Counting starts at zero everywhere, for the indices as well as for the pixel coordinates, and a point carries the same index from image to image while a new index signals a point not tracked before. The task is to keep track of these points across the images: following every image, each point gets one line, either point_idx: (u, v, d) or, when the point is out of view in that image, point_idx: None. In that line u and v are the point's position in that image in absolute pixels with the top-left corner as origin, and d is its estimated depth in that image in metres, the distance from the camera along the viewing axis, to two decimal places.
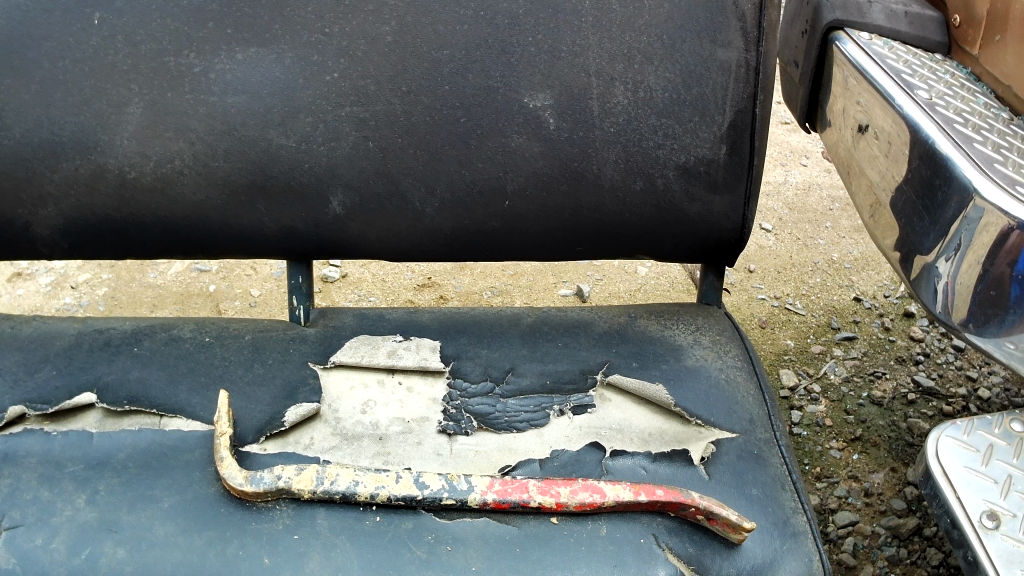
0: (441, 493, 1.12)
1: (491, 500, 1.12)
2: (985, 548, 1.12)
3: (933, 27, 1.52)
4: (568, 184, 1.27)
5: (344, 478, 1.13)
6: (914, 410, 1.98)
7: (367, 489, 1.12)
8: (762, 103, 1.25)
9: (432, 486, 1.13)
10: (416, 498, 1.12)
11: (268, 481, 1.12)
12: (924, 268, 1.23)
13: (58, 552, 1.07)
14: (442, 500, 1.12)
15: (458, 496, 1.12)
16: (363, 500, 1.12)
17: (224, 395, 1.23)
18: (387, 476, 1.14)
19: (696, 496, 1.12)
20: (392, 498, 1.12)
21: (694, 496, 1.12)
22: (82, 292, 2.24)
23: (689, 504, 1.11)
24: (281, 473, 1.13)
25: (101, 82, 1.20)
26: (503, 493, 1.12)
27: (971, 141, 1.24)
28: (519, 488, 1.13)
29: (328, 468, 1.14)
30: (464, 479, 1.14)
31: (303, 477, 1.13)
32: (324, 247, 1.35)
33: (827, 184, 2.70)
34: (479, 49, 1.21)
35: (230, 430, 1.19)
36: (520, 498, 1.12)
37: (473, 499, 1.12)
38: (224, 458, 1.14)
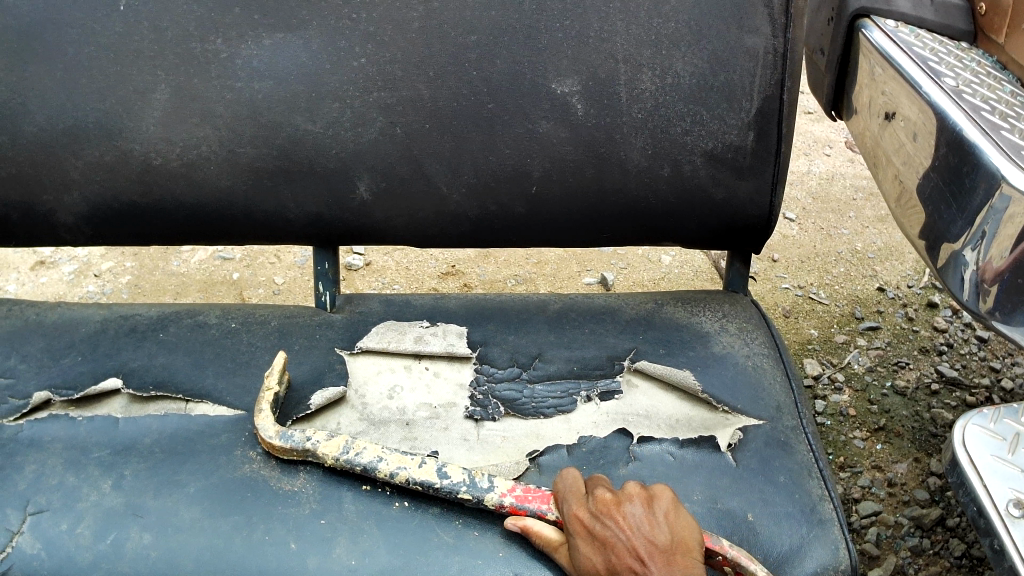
0: (460, 487, 1.10)
1: (507, 504, 1.09)
2: (1011, 536, 1.11)
3: (958, 14, 1.49)
4: (593, 168, 1.27)
5: (370, 453, 1.14)
6: (937, 400, 1.97)
7: (388, 467, 1.12)
8: (790, 89, 1.24)
9: (452, 477, 1.11)
10: (433, 486, 1.11)
11: (296, 439, 1.14)
12: (950, 256, 1.22)
13: (83, 537, 1.07)
14: (457, 493, 1.10)
15: (476, 493, 1.10)
16: (382, 477, 1.12)
17: (280, 356, 1.24)
18: (412, 459, 1.13)
19: (724, 543, 1.05)
20: (409, 481, 1.11)
21: (722, 543, 1.05)
22: (105, 280, 2.24)
23: (717, 552, 1.04)
24: (310, 435, 1.14)
25: (126, 67, 1.19)
26: (522, 499, 1.10)
27: (999, 128, 1.22)
28: (539, 497, 1.10)
29: (358, 441, 1.15)
30: (487, 477, 1.12)
31: (331, 443, 1.14)
32: (350, 233, 1.35)
33: (851, 174, 2.69)
34: (505, 35, 1.21)
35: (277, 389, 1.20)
36: (536, 507, 1.09)
37: (490, 500, 1.09)
38: (263, 410, 1.17)
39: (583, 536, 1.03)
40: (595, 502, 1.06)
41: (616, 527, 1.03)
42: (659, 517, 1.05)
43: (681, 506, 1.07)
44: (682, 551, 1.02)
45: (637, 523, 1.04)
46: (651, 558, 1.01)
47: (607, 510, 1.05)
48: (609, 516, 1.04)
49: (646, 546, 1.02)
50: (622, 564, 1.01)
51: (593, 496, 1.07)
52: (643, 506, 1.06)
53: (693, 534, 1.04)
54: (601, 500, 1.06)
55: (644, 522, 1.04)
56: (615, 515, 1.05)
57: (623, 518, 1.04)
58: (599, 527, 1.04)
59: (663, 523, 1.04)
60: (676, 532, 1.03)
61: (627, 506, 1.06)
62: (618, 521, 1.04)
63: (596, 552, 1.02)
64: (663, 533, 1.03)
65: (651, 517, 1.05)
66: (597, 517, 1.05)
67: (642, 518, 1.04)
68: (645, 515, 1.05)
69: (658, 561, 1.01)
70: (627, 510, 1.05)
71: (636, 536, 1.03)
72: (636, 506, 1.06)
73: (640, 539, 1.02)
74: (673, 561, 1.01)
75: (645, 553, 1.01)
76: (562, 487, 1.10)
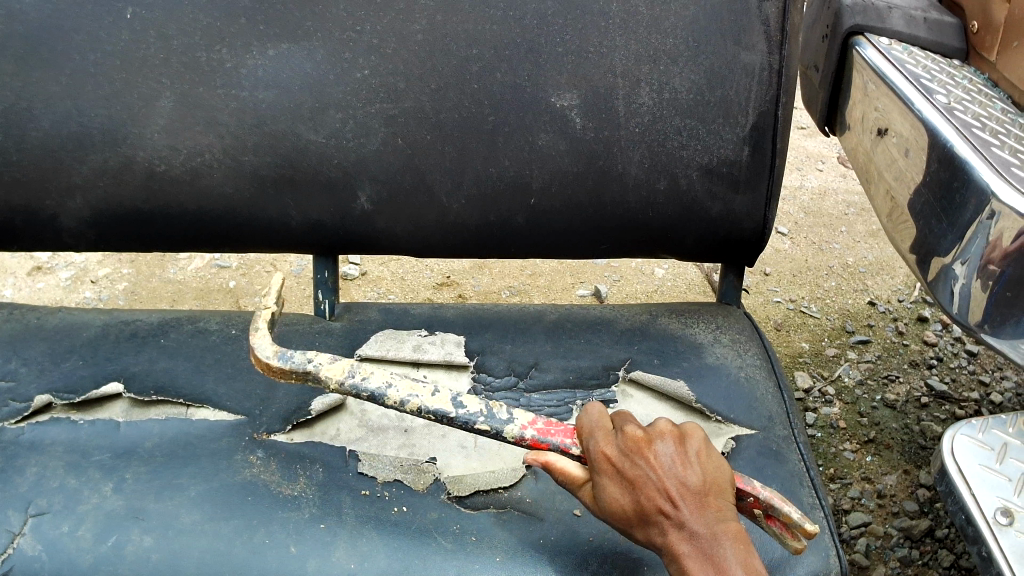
0: (478, 418, 1.08)
1: (528, 436, 1.07)
2: (999, 543, 1.14)
3: (951, 32, 1.52)
4: (593, 180, 1.30)
5: (377, 377, 1.11)
6: (927, 413, 2.00)
7: (397, 394, 1.09)
8: (785, 105, 1.27)
9: (469, 407, 1.09)
10: (448, 416, 1.08)
11: (297, 360, 1.13)
12: (940, 269, 1.25)
13: (84, 539, 1.09)
14: (475, 425, 1.07)
15: (495, 425, 1.07)
16: (391, 405, 1.09)
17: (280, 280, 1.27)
18: (424, 386, 1.11)
19: (756, 485, 1.05)
20: (422, 410, 1.09)
21: (754, 484, 1.05)
22: (102, 287, 2.26)
23: (749, 493, 1.05)
24: (312, 357, 1.12)
25: (132, 76, 1.21)
26: (545, 432, 1.08)
27: (989, 145, 1.25)
28: (563, 431, 1.08)
29: (364, 365, 1.12)
30: (505, 409, 1.09)
31: (334, 367, 1.12)
32: (351, 241, 1.37)
33: (842, 189, 2.72)
34: (506, 49, 1.23)
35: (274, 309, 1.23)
36: (559, 441, 1.07)
37: (512, 432, 1.07)
38: (259, 330, 1.17)
39: (613, 474, 1.03)
40: (625, 439, 1.05)
41: (646, 467, 1.03)
42: (690, 458, 1.05)
43: (707, 446, 1.08)
44: (713, 494, 1.03)
45: (668, 464, 1.04)
46: (685, 500, 1.02)
47: (639, 449, 1.05)
48: (639, 456, 1.04)
49: (678, 487, 1.02)
50: (653, 505, 1.02)
51: (622, 432, 1.06)
52: (673, 446, 1.06)
53: (722, 476, 1.05)
54: (632, 439, 1.05)
55: (675, 463, 1.04)
56: (646, 455, 1.04)
57: (654, 457, 1.04)
58: (630, 467, 1.03)
59: (693, 465, 1.05)
60: (707, 474, 1.04)
61: (657, 445, 1.06)
62: (650, 461, 1.04)
63: (626, 493, 1.02)
64: (695, 475, 1.04)
65: (681, 457, 1.05)
66: (628, 455, 1.04)
67: (673, 458, 1.05)
68: (676, 456, 1.05)
69: (691, 503, 1.02)
70: (657, 450, 1.05)
71: (669, 477, 1.03)
72: (666, 446, 1.06)
73: (672, 481, 1.03)
74: (705, 504, 1.02)
75: (678, 495, 1.02)
76: (587, 422, 1.09)
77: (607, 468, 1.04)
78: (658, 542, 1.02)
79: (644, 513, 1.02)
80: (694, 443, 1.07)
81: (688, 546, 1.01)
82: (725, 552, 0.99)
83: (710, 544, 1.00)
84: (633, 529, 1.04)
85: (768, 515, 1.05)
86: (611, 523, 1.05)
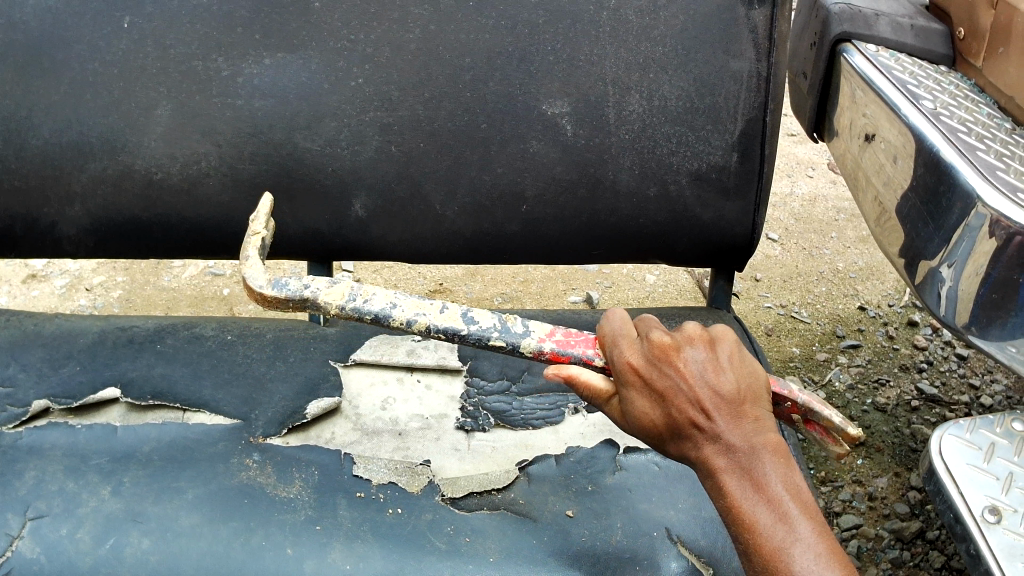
0: (492, 333, 1.08)
1: (548, 350, 1.07)
2: (987, 541, 1.15)
3: (938, 40, 1.54)
4: (585, 188, 1.32)
5: (381, 300, 1.09)
6: (917, 416, 2.02)
7: (406, 315, 1.08)
8: (772, 111, 1.29)
9: (481, 323, 1.09)
10: (459, 333, 1.08)
11: (292, 288, 1.09)
12: (927, 273, 1.27)
13: (83, 541, 1.10)
14: (491, 340, 1.08)
15: (510, 340, 1.08)
16: (399, 325, 1.08)
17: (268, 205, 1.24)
18: (430, 304, 1.10)
19: (793, 389, 1.08)
20: (432, 328, 1.08)
21: (791, 388, 1.08)
22: (97, 294, 2.27)
23: (787, 398, 1.08)
24: (308, 283, 1.09)
25: (129, 84, 1.22)
26: (565, 344, 1.07)
27: (975, 149, 1.27)
28: (583, 341, 1.07)
29: (363, 286, 1.10)
30: (520, 322, 1.09)
31: (333, 291, 1.09)
32: (346, 248, 1.38)
33: (832, 196, 2.74)
34: (499, 58, 1.25)
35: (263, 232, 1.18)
36: (581, 352, 1.06)
37: (529, 346, 1.07)
38: (249, 260, 1.12)
39: (641, 387, 0.97)
40: (651, 347, 0.99)
41: (676, 376, 0.96)
42: (722, 363, 0.98)
43: (738, 349, 1.00)
44: (746, 402, 0.96)
45: (700, 371, 0.96)
46: (718, 410, 0.95)
47: (669, 359, 0.97)
48: (668, 365, 0.96)
49: (712, 396, 0.95)
50: (684, 417, 0.95)
51: (649, 340, 0.99)
52: (704, 353, 0.98)
53: (755, 383, 0.98)
54: (660, 347, 0.98)
55: (707, 370, 0.96)
56: (676, 364, 0.96)
57: (684, 365, 0.96)
58: (659, 378, 0.97)
59: (725, 371, 0.97)
60: (740, 381, 0.97)
61: (686, 351, 0.98)
62: (679, 369, 0.96)
63: (654, 405, 0.97)
64: (729, 382, 0.96)
65: (713, 363, 0.97)
66: (655, 363, 0.97)
67: (704, 365, 0.97)
68: (708, 362, 0.97)
69: (726, 413, 0.95)
70: (687, 357, 0.97)
71: (701, 385, 0.95)
72: (696, 353, 0.98)
73: (704, 389, 0.95)
74: (740, 413, 0.95)
75: (711, 405, 0.95)
76: (611, 331, 1.03)
77: (633, 379, 0.98)
78: (691, 455, 0.96)
79: (674, 426, 0.96)
80: (725, 347, 1.00)
81: (725, 459, 0.94)
82: (764, 465, 0.93)
83: (748, 456, 0.93)
84: (664, 441, 0.98)
85: (807, 417, 1.09)
86: (641, 436, 0.99)
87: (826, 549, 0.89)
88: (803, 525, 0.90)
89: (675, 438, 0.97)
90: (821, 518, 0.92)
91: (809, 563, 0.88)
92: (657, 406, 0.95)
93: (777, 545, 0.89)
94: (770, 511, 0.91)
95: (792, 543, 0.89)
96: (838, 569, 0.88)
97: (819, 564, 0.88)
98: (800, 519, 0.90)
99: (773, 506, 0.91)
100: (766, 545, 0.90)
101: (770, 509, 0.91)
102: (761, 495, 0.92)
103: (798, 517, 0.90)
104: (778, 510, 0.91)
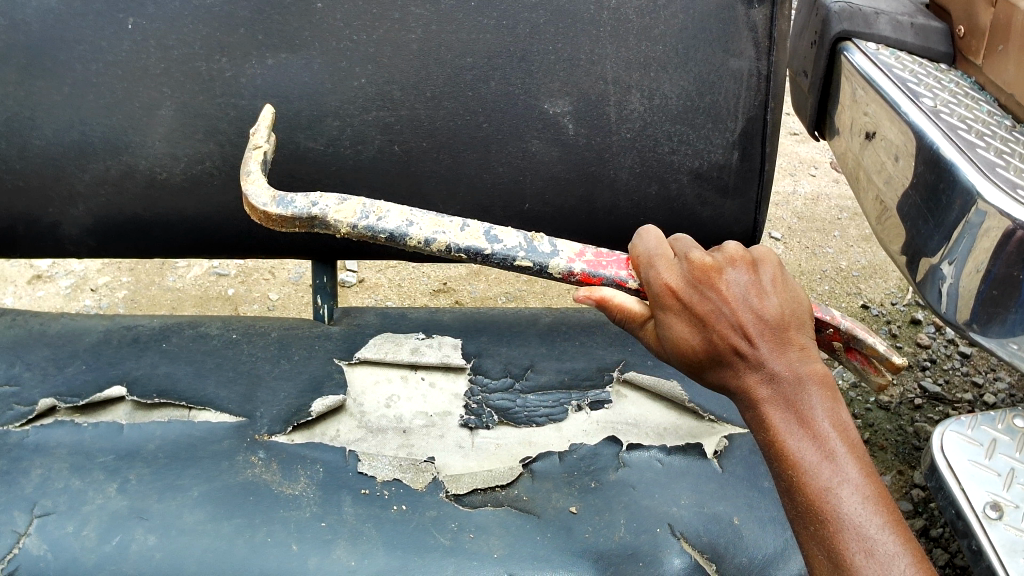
0: (517, 253, 1.04)
1: (578, 271, 1.04)
2: (989, 537, 1.16)
3: (937, 38, 1.54)
4: (583, 188, 1.33)
5: (397, 218, 1.05)
6: (920, 415, 2.02)
7: (423, 233, 1.04)
8: (773, 110, 1.32)
9: (506, 243, 1.04)
10: (483, 253, 1.04)
11: (299, 207, 1.05)
12: (928, 269, 1.28)
13: (89, 538, 1.11)
14: (517, 261, 1.04)
15: (538, 260, 1.04)
16: (418, 244, 1.04)
17: (270, 113, 1.19)
18: (449, 222, 1.05)
19: (835, 315, 1.10)
20: (453, 247, 1.04)
21: (833, 315, 1.10)
22: (101, 295, 2.27)
23: (830, 324, 1.10)
24: (315, 201, 1.05)
25: (133, 85, 1.23)
26: (596, 266, 1.04)
27: (974, 146, 1.28)
28: (614, 262, 1.05)
29: (374, 203, 1.06)
30: (546, 241, 1.05)
31: (344, 209, 1.05)
32: (349, 247, 1.39)
33: (835, 195, 2.75)
34: (500, 57, 1.26)
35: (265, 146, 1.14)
36: (614, 274, 1.04)
37: (558, 268, 1.04)
38: (252, 175, 1.09)
39: (679, 309, 0.95)
40: (690, 267, 0.97)
41: (717, 299, 0.94)
42: (764, 287, 0.96)
43: (781, 272, 0.99)
44: (791, 328, 0.95)
45: (742, 295, 0.95)
46: (761, 336, 0.94)
47: (710, 282, 0.95)
48: (709, 287, 0.95)
49: (754, 321, 0.94)
50: (726, 343, 0.94)
51: (688, 260, 0.97)
52: (746, 275, 0.97)
53: (799, 308, 0.97)
54: (700, 268, 0.96)
55: (750, 293, 0.95)
56: (717, 287, 0.95)
57: (726, 287, 0.95)
58: (698, 300, 0.95)
59: (768, 295, 0.96)
60: (783, 306, 0.96)
61: (728, 273, 0.96)
62: (721, 292, 0.95)
63: (692, 329, 0.95)
64: (772, 307, 0.95)
65: (755, 286, 0.96)
66: (694, 285, 0.95)
67: (747, 288, 0.96)
68: (750, 285, 0.96)
69: (769, 339, 0.94)
70: (728, 279, 0.96)
71: (744, 309, 0.94)
72: (737, 274, 0.96)
73: (747, 313, 0.94)
74: (785, 341, 0.94)
75: (754, 331, 0.94)
76: (645, 250, 1.01)
77: (671, 302, 0.96)
78: (731, 383, 0.95)
79: (714, 351, 0.95)
80: (768, 269, 0.99)
81: (768, 389, 0.94)
82: (810, 400, 0.92)
83: (793, 388, 0.93)
84: (702, 366, 0.97)
85: (849, 344, 1.13)
86: (675, 361, 0.98)
87: (873, 491, 0.89)
88: (849, 465, 0.90)
89: (713, 364, 0.96)
90: (867, 457, 0.91)
91: (856, 504, 0.88)
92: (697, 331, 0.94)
93: (823, 485, 0.89)
94: (816, 448, 0.90)
95: (838, 483, 0.89)
96: (884, 512, 0.88)
97: (865, 506, 0.88)
98: (846, 458, 0.90)
99: (818, 444, 0.90)
100: (812, 483, 0.89)
101: (816, 446, 0.90)
102: (805, 431, 0.91)
103: (844, 455, 0.90)
104: (824, 447, 0.90)
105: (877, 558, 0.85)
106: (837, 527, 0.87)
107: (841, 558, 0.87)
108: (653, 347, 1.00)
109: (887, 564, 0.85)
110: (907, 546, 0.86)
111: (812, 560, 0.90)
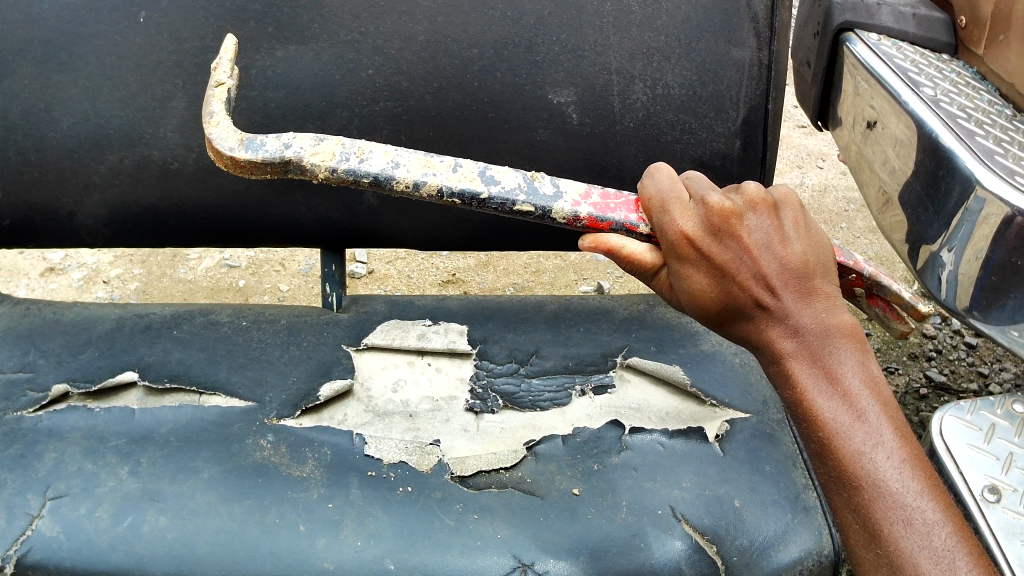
0: (517, 197, 1.05)
1: (584, 215, 1.05)
2: (986, 519, 1.17)
3: (940, 29, 1.55)
4: (590, 176, 1.36)
5: (380, 159, 1.05)
6: (926, 404, 2.04)
7: (412, 176, 1.04)
8: (774, 100, 1.34)
9: (503, 185, 1.06)
10: (480, 197, 1.04)
11: (270, 151, 1.05)
12: (929, 256, 1.29)
13: (102, 519, 1.13)
14: (517, 204, 1.05)
15: (539, 204, 1.05)
16: (404, 187, 1.04)
17: (231, 43, 1.17)
18: (439, 164, 1.06)
19: (858, 260, 1.11)
20: (443, 191, 1.04)
21: (856, 259, 1.11)
22: (114, 287, 2.30)
23: (853, 269, 1.11)
24: (289, 144, 1.04)
25: (146, 78, 1.25)
26: (603, 210, 1.06)
27: (974, 134, 1.29)
28: (622, 206, 1.07)
29: (354, 146, 1.06)
30: (547, 182, 1.07)
31: (320, 152, 1.05)
32: (358, 236, 1.42)
33: (842, 186, 2.76)
34: (505, 49, 1.28)
35: (228, 82, 1.12)
36: (622, 217, 1.05)
37: (563, 212, 1.05)
38: (214, 117, 1.08)
39: (697, 261, 0.97)
40: (708, 215, 0.97)
41: (739, 249, 0.96)
42: (786, 232, 0.98)
43: (802, 213, 1.01)
44: (816, 277, 0.98)
45: (765, 242, 0.97)
46: (786, 287, 0.96)
47: (731, 231, 0.96)
48: (730, 235, 0.96)
49: (779, 271, 0.96)
50: (749, 295, 0.97)
51: (706, 205, 0.98)
52: (767, 219, 0.98)
53: (823, 253, 0.99)
54: (719, 213, 0.97)
55: (773, 241, 0.97)
56: (739, 237, 0.96)
57: (748, 236, 0.97)
58: (719, 249, 0.97)
59: (791, 241, 0.98)
60: (808, 252, 0.98)
61: (750, 220, 0.97)
62: (742, 241, 0.96)
63: (712, 280, 0.97)
64: (795, 255, 0.97)
65: (778, 232, 0.98)
66: (715, 234, 0.97)
67: (769, 234, 0.97)
68: (773, 231, 0.98)
69: (794, 289, 0.97)
70: (750, 225, 0.97)
71: (767, 258, 0.96)
72: (759, 220, 0.98)
73: (771, 262, 0.96)
74: (809, 292, 0.97)
75: (779, 282, 0.96)
76: (659, 192, 1.02)
77: (688, 252, 0.98)
78: (756, 335, 0.99)
79: (735, 301, 0.98)
80: (789, 212, 1.00)
81: (794, 343, 0.97)
82: (839, 356, 0.95)
83: (818, 343, 0.96)
84: (721, 315, 1.00)
85: (871, 291, 1.14)
86: (693, 309, 1.01)
87: (906, 455, 0.93)
88: (881, 427, 0.94)
89: (734, 314, 0.99)
90: (897, 415, 0.95)
91: (890, 469, 0.92)
92: (717, 283, 0.96)
93: (855, 449, 0.93)
94: (848, 409, 0.94)
95: (871, 447, 0.93)
96: (918, 476, 0.92)
97: (900, 471, 0.92)
98: (878, 420, 0.94)
99: (849, 404, 0.94)
100: (845, 447, 0.93)
101: (847, 407, 0.94)
102: (834, 389, 0.95)
103: (875, 415, 0.94)
104: (856, 407, 0.94)
105: (915, 524, 0.90)
106: (873, 493, 0.91)
107: (874, 522, 0.91)
108: (668, 294, 1.04)
109: (926, 530, 0.90)
110: (943, 510, 0.91)
111: (843, 520, 0.95)
